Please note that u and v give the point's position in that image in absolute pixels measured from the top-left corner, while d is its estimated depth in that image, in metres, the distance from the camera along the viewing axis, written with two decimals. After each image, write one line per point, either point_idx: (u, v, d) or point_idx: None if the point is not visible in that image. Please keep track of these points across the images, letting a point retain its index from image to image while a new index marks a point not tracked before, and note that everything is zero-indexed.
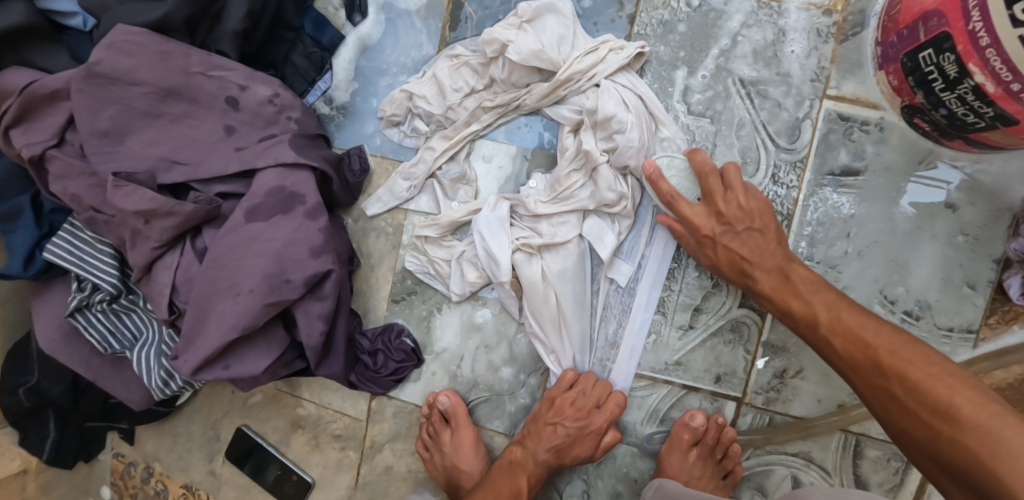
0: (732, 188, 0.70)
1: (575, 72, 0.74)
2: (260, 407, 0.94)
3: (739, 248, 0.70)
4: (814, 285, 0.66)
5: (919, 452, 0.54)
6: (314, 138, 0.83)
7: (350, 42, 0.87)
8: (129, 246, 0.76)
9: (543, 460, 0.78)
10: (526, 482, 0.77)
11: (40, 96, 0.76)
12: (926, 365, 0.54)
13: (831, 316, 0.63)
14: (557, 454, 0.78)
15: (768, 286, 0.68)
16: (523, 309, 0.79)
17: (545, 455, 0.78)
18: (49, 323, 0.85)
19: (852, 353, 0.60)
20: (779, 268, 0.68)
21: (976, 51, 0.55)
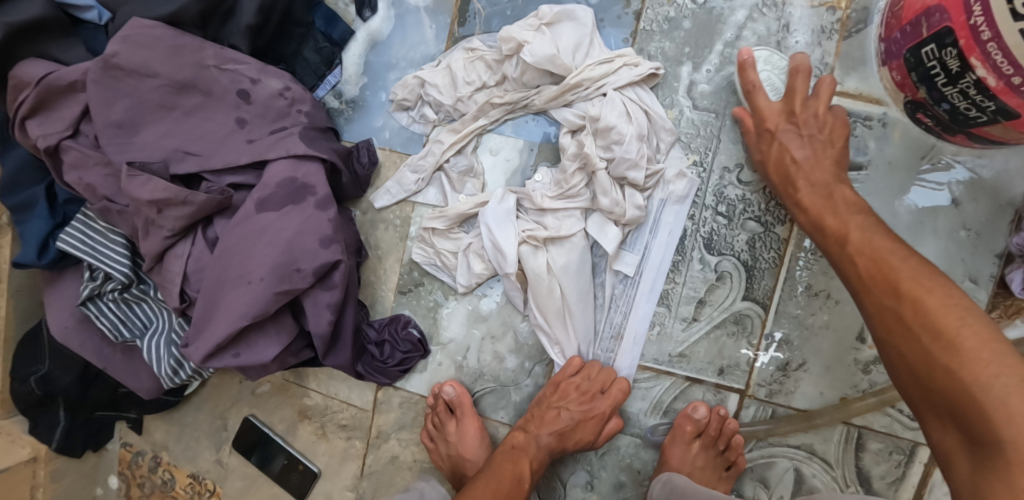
0: (816, 97, 0.71)
1: (585, 79, 0.75)
2: (267, 398, 0.95)
3: (794, 147, 0.70)
4: (821, 194, 0.67)
5: (904, 372, 0.54)
6: (324, 131, 0.85)
7: (360, 37, 0.89)
8: (142, 236, 0.78)
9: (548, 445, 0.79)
10: (534, 466, 0.77)
11: (56, 88, 0.77)
12: (952, 314, 0.52)
13: (863, 256, 0.61)
14: (562, 441, 0.79)
15: (807, 199, 0.68)
16: (528, 301, 0.80)
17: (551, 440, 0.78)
18: (62, 311, 0.87)
19: (873, 303, 0.58)
20: (827, 185, 0.67)
21: (977, 45, 0.56)
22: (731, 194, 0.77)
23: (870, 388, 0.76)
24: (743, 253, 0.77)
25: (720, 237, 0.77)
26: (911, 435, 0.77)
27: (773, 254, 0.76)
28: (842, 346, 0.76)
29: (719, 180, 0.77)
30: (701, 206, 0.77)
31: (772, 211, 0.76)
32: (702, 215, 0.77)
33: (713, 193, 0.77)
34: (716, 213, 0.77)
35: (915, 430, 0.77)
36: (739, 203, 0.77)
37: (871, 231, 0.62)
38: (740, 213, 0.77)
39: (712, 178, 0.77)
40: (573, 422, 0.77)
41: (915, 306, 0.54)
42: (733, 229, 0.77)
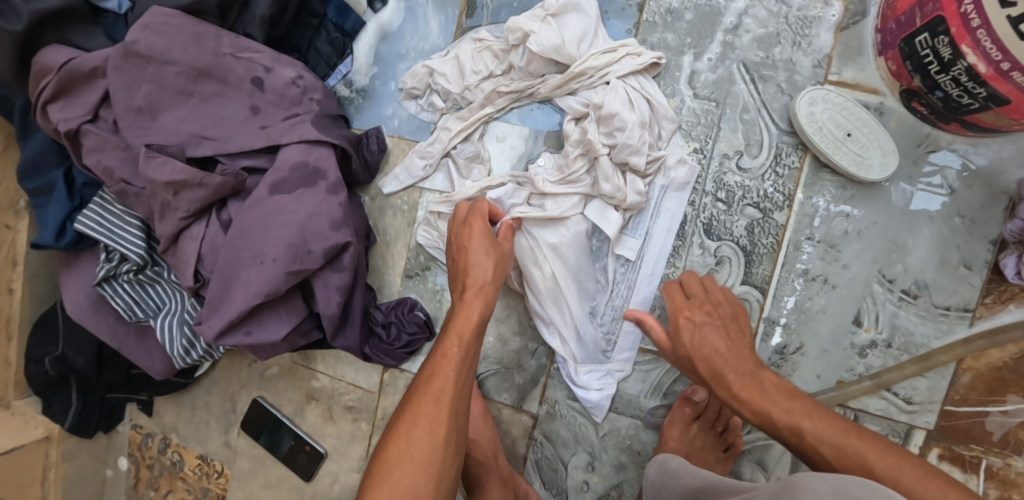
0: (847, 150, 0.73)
1: (590, 67, 0.78)
2: (275, 380, 0.97)
3: (717, 342, 0.70)
4: (751, 384, 0.66)
5: None
6: (335, 119, 0.87)
7: (371, 28, 0.91)
8: (158, 218, 0.80)
9: (467, 315, 0.72)
10: (456, 338, 0.70)
11: (78, 74, 0.80)
12: (911, 469, 0.54)
13: (813, 439, 0.60)
14: (486, 282, 0.74)
15: (740, 391, 0.66)
16: (523, 282, 0.82)
17: (475, 303, 0.73)
18: (78, 292, 0.89)
19: (822, 463, 0.59)
20: (751, 373, 0.67)
21: (968, 32, 0.58)
22: (731, 181, 0.79)
23: (865, 371, 0.78)
24: (741, 238, 0.79)
25: (719, 223, 0.79)
26: (907, 418, 0.78)
27: (772, 239, 0.78)
28: (839, 330, 0.78)
29: (719, 167, 0.79)
30: (701, 192, 0.80)
31: (770, 197, 0.78)
32: (702, 201, 0.80)
33: (712, 179, 0.79)
34: (715, 199, 0.79)
35: (910, 414, 0.78)
36: (738, 190, 0.79)
37: (833, 431, 0.59)
38: (739, 200, 0.79)
39: (712, 166, 0.79)
40: (710, 346, 0.70)
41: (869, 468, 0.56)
42: (732, 215, 0.79)
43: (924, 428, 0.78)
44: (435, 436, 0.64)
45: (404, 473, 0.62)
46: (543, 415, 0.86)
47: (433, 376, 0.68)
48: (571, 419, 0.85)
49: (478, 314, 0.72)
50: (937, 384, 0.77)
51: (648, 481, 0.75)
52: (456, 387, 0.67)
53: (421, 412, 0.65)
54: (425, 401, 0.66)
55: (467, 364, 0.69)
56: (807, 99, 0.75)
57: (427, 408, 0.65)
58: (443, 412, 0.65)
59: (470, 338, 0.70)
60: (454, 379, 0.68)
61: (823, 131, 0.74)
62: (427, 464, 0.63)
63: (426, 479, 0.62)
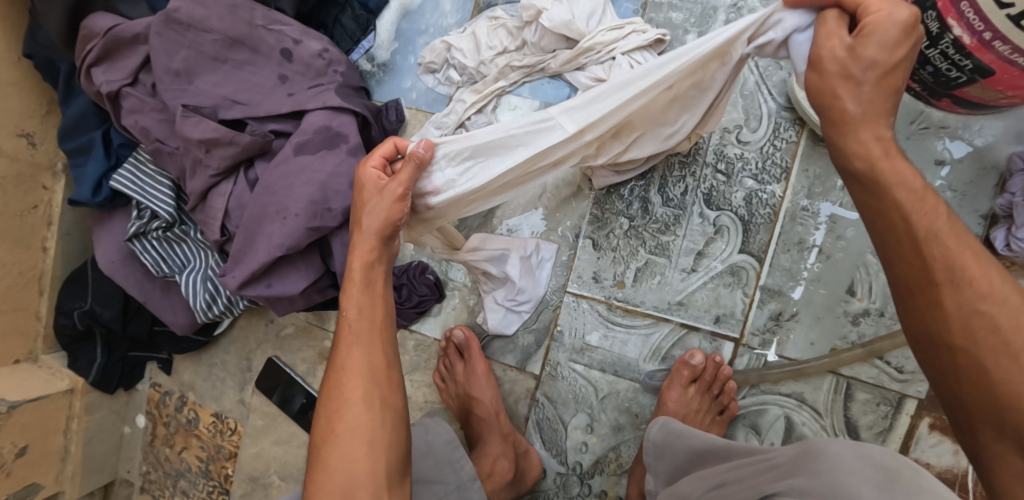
0: None
1: (597, 43, 0.81)
2: (290, 339, 1.02)
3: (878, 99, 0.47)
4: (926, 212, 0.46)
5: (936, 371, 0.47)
6: (357, 90, 0.93)
7: (394, 6, 0.97)
8: (190, 175, 0.86)
9: (360, 260, 0.64)
10: (348, 303, 0.64)
11: (122, 40, 0.86)
12: None
13: (965, 330, 0.44)
14: (371, 233, 0.64)
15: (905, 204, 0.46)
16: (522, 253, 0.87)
17: (367, 247, 0.64)
18: (110, 247, 0.95)
19: (936, 319, 0.45)
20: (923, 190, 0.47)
21: (953, 6, 0.62)
22: (730, 153, 0.83)
23: (858, 339, 0.80)
24: (740, 209, 0.82)
25: (719, 193, 0.83)
26: (899, 387, 0.81)
27: (769, 210, 0.82)
28: (833, 298, 0.80)
29: (719, 140, 0.83)
30: (702, 164, 0.83)
31: (768, 169, 0.81)
32: (703, 173, 0.83)
33: (713, 152, 0.83)
34: (715, 170, 0.83)
35: (902, 383, 0.80)
36: (737, 162, 0.82)
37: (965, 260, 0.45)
38: (738, 172, 0.82)
39: (713, 137, 0.83)
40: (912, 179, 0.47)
41: (961, 295, 0.44)
42: (732, 186, 0.83)
43: (915, 397, 0.80)
44: (364, 405, 0.61)
45: (343, 450, 0.60)
46: (545, 376, 0.89)
47: (341, 342, 0.63)
48: (572, 381, 0.88)
49: (382, 272, 0.65)
50: None
51: (649, 442, 0.72)
52: (369, 348, 0.63)
53: (337, 388, 0.62)
54: (339, 376, 0.63)
55: (382, 324, 0.64)
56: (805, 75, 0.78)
57: (355, 384, 0.62)
58: (359, 383, 0.61)
59: (365, 278, 0.64)
60: (369, 342, 0.63)
61: None
62: (365, 435, 0.60)
63: (366, 447, 0.60)
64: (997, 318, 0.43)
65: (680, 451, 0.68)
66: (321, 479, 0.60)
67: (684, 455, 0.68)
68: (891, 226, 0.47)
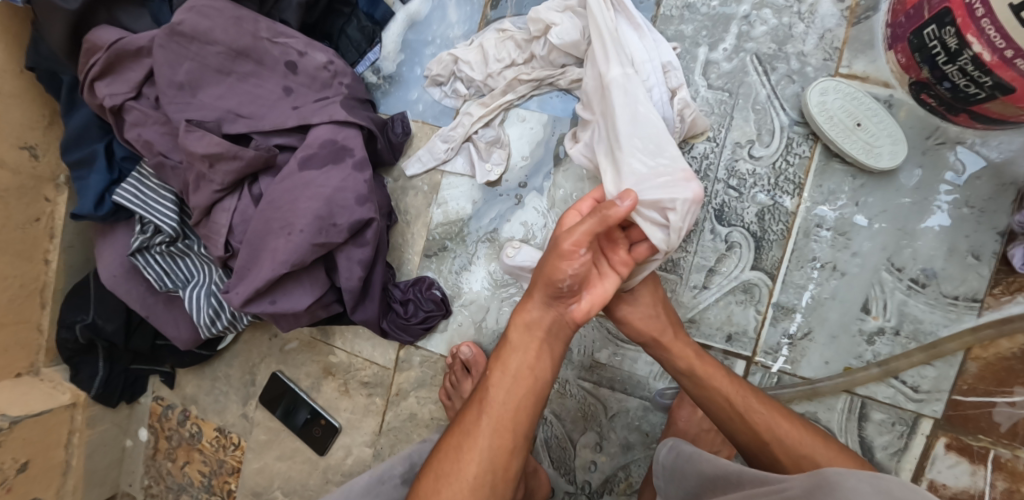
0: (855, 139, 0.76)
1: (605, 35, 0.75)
2: (295, 354, 1.00)
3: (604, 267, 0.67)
4: (682, 339, 0.72)
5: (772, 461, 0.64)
6: (363, 103, 0.92)
7: (399, 18, 0.96)
8: (193, 189, 0.84)
9: (524, 326, 0.65)
10: (497, 368, 0.65)
11: (126, 52, 0.85)
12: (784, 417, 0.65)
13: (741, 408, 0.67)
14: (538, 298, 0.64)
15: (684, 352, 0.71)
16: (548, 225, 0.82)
17: (535, 312, 0.65)
18: (112, 260, 0.94)
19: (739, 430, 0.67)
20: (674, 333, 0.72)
21: (974, 22, 0.61)
22: (742, 168, 0.81)
23: (873, 358, 0.79)
24: (752, 225, 0.81)
25: (731, 209, 0.81)
26: (915, 407, 0.79)
27: (782, 226, 0.80)
28: (847, 316, 0.79)
29: (731, 155, 0.82)
30: (713, 179, 0.82)
31: (781, 185, 0.80)
32: (714, 188, 0.82)
33: (724, 167, 0.82)
34: (727, 186, 0.82)
35: (918, 403, 0.79)
36: (749, 178, 0.81)
37: (721, 375, 0.69)
38: (750, 187, 0.81)
39: (724, 153, 0.82)
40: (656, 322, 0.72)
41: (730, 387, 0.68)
42: (744, 202, 0.81)
43: (931, 417, 0.79)
44: (473, 478, 0.60)
45: None
46: (554, 393, 0.88)
47: (473, 407, 0.64)
48: (581, 399, 0.87)
49: (538, 341, 0.65)
50: (944, 373, 0.78)
51: (659, 465, 0.72)
52: (498, 426, 0.62)
53: (454, 450, 0.62)
54: (461, 439, 0.62)
55: (523, 404, 0.63)
56: (818, 90, 0.77)
57: (473, 455, 0.61)
58: (474, 455, 0.61)
59: (539, 346, 0.65)
60: (498, 416, 0.62)
61: (835, 119, 0.76)
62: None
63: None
64: (726, 394, 0.68)
65: (691, 475, 0.67)
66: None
67: (692, 477, 0.67)
68: (672, 357, 0.72)
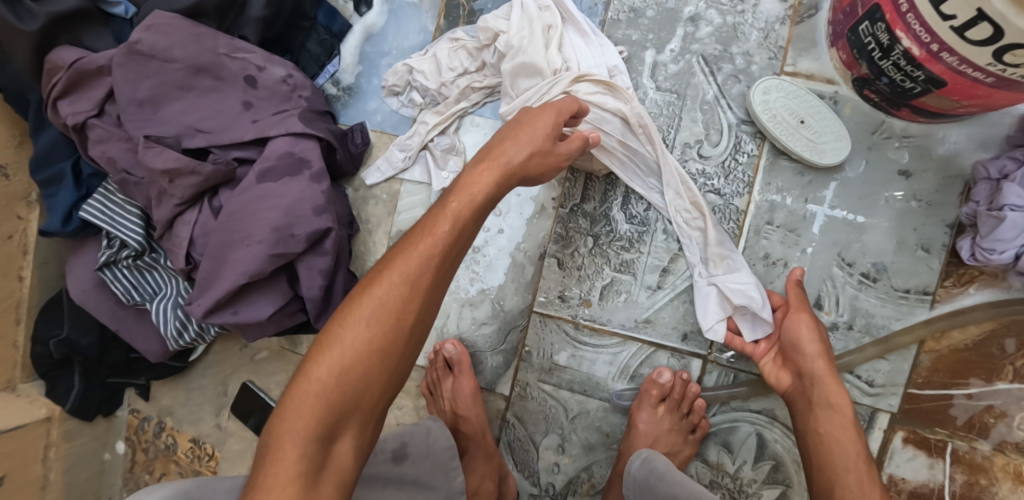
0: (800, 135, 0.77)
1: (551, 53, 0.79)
2: (265, 363, 1.02)
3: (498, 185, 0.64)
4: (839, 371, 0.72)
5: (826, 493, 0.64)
6: (322, 114, 0.93)
7: (357, 30, 0.97)
8: (156, 204, 0.86)
9: (467, 188, 0.62)
10: (446, 219, 0.60)
11: (86, 71, 0.86)
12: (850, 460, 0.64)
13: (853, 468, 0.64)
14: (499, 172, 0.64)
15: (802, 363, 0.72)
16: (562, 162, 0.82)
17: (483, 176, 0.64)
18: (81, 276, 0.95)
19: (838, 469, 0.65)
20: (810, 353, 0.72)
21: (900, 17, 0.62)
22: (693, 168, 0.82)
23: None
24: None
25: None
26: (870, 401, 0.79)
27: (732, 225, 0.81)
28: None
29: (681, 156, 0.82)
30: None
31: (730, 184, 0.81)
32: None
33: None
34: None
35: (873, 397, 0.79)
36: (698, 178, 0.82)
37: (838, 420, 0.68)
38: (700, 187, 0.82)
39: (674, 152, 0.82)
40: (808, 344, 0.72)
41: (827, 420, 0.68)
42: None
43: (887, 411, 0.79)
44: (398, 320, 0.57)
45: (344, 362, 0.56)
46: (515, 396, 0.89)
47: (411, 246, 0.59)
48: (542, 401, 0.87)
49: (481, 214, 0.63)
50: (898, 366, 0.78)
51: (630, 476, 0.73)
52: (430, 275, 0.58)
53: (374, 295, 0.57)
54: (389, 283, 0.58)
55: (455, 250, 0.60)
56: (761, 89, 0.77)
57: (400, 301, 0.57)
58: (399, 294, 0.57)
59: (480, 202, 0.62)
60: (429, 256, 0.58)
61: (779, 116, 0.77)
62: (377, 349, 0.56)
63: (362, 377, 0.56)
64: (843, 458, 0.65)
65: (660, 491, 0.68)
66: (317, 363, 0.56)
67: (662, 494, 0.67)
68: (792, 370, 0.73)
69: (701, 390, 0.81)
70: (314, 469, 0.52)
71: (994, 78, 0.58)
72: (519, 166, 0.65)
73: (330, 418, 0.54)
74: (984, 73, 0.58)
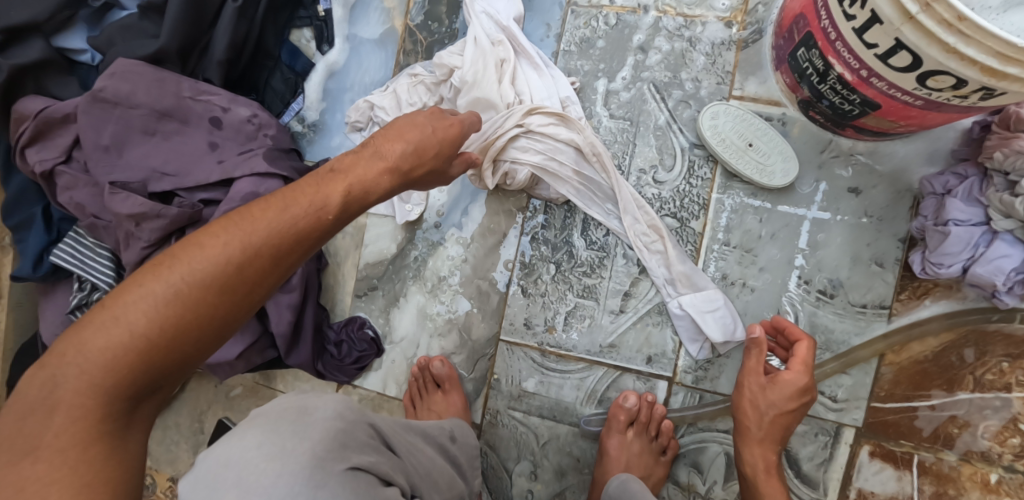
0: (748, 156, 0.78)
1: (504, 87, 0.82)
2: (240, 399, 1.02)
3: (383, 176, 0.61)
4: (788, 421, 0.72)
5: None
6: (287, 152, 0.94)
7: (319, 68, 0.98)
8: (124, 247, 0.87)
9: (357, 180, 0.58)
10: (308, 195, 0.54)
11: (52, 120, 0.88)
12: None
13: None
14: (391, 170, 0.61)
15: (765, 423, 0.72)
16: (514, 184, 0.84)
17: (378, 176, 0.60)
18: (52, 321, 0.95)
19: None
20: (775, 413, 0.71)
21: (831, 45, 0.64)
22: (649, 193, 0.83)
23: None
24: None
25: None
26: (835, 416, 0.80)
27: (690, 247, 0.82)
28: None
29: (637, 181, 0.84)
30: None
31: (685, 207, 0.82)
32: None
33: None
34: None
35: (837, 412, 0.80)
36: (655, 203, 0.83)
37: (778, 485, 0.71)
38: (657, 211, 0.83)
39: (631, 178, 0.84)
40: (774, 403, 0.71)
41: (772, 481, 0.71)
42: None
43: (852, 425, 0.80)
44: (250, 292, 0.51)
45: (149, 315, 0.46)
46: (487, 424, 0.89)
47: (268, 207, 0.52)
48: (513, 428, 0.88)
49: (358, 201, 0.58)
50: (860, 380, 0.79)
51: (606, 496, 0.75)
52: (283, 242, 0.52)
53: (208, 245, 0.49)
54: (229, 238, 0.50)
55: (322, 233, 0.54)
56: (709, 113, 0.79)
57: (239, 257, 0.49)
58: (259, 262, 0.50)
59: (358, 194, 0.58)
60: (309, 236, 0.54)
61: (729, 140, 0.79)
62: (214, 317, 0.49)
63: (172, 335, 0.47)
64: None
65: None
66: (127, 304, 0.47)
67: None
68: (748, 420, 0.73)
69: (667, 412, 0.81)
70: (114, 418, 0.46)
71: (922, 101, 0.61)
72: (407, 170, 0.63)
73: (142, 375, 0.47)
74: (913, 97, 0.61)
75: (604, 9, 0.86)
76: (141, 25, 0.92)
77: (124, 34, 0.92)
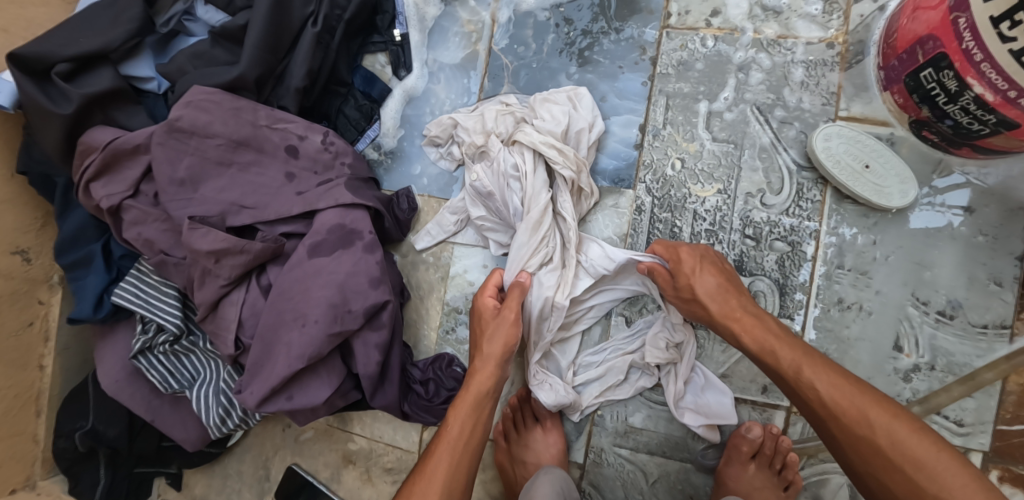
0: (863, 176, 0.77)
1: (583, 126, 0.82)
2: (311, 443, 0.97)
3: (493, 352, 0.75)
4: (758, 320, 0.70)
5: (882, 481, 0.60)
6: (366, 181, 0.89)
7: (397, 94, 0.95)
8: (198, 286, 0.80)
9: (470, 390, 0.74)
10: (465, 393, 0.74)
11: (122, 151, 0.82)
12: (888, 418, 0.60)
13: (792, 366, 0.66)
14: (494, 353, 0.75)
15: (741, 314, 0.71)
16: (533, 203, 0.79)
17: (491, 350, 0.75)
18: (113, 365, 0.89)
19: (864, 463, 0.61)
20: (757, 312, 0.71)
21: (972, 66, 0.62)
22: (756, 217, 0.81)
23: (912, 396, 0.78)
24: (774, 272, 0.80)
25: (750, 258, 0.81)
26: (961, 441, 0.77)
27: (803, 270, 0.80)
28: (879, 356, 0.78)
29: (743, 205, 0.81)
30: (728, 229, 0.82)
31: (795, 229, 0.80)
32: (730, 238, 0.81)
33: (739, 217, 0.81)
34: (744, 236, 0.81)
35: (963, 437, 0.77)
36: (765, 226, 0.81)
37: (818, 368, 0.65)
38: (767, 235, 0.81)
39: (738, 200, 0.82)
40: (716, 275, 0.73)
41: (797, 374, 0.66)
42: (762, 250, 0.81)
43: (979, 450, 0.76)
44: (462, 453, 0.69)
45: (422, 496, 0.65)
46: (589, 463, 0.84)
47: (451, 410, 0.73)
48: (619, 466, 0.83)
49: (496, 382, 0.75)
50: (985, 403, 0.76)
51: None
52: (469, 426, 0.71)
53: (441, 445, 0.70)
54: (440, 436, 0.71)
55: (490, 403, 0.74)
56: (822, 135, 0.78)
57: (455, 443, 0.70)
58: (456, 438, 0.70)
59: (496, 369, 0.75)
60: (465, 417, 0.72)
61: (844, 161, 0.77)
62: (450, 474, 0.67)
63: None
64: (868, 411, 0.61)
65: None
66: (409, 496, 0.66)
67: None
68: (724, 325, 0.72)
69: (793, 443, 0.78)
70: None
71: None
72: (496, 355, 0.75)
73: None
74: None
75: (701, 31, 0.84)
76: (213, 52, 0.87)
77: (195, 62, 0.87)
